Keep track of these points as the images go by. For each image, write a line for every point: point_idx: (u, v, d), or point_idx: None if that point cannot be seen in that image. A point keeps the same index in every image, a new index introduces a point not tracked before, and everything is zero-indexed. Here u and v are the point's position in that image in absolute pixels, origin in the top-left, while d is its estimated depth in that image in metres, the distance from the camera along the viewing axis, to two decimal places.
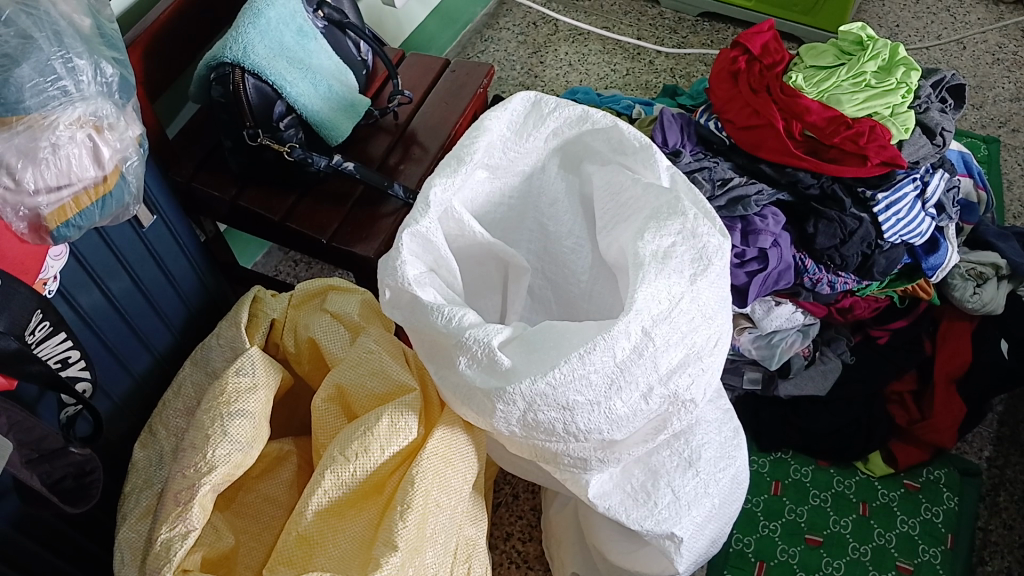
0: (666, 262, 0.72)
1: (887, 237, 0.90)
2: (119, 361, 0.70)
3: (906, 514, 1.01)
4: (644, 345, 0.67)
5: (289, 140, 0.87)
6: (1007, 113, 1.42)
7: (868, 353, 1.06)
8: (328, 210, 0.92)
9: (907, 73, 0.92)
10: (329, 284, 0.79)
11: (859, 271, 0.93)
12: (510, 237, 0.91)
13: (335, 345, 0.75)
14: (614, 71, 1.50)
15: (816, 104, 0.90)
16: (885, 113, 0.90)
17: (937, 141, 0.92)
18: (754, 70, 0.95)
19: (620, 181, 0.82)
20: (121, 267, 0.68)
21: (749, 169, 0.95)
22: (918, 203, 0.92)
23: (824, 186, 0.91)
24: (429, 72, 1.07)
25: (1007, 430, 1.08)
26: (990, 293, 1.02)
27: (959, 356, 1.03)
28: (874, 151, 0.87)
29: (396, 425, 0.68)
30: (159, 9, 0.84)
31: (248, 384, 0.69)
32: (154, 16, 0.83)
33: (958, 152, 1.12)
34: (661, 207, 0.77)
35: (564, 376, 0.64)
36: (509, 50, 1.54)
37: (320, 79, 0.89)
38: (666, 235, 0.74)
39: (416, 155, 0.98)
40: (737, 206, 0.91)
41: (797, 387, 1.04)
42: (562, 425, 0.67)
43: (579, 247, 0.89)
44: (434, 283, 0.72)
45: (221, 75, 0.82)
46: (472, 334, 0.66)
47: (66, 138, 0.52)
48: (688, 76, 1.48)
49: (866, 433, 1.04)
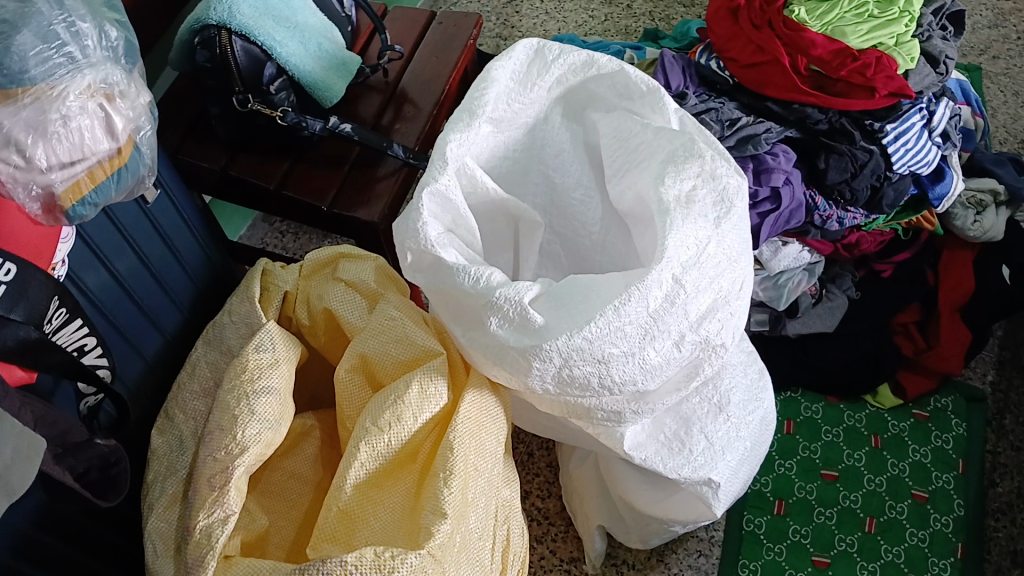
0: (690, 207, 0.71)
1: (896, 168, 0.88)
2: (131, 344, 0.67)
3: (917, 443, 1.03)
4: (675, 293, 0.67)
5: (281, 103, 0.83)
6: (987, 40, 1.42)
7: (874, 288, 1.06)
8: (324, 174, 0.89)
9: (909, 1, 0.88)
10: (340, 251, 0.76)
11: (868, 205, 0.91)
12: (516, 192, 0.89)
13: (353, 315, 0.72)
14: (592, 18, 1.46)
15: (821, 36, 0.86)
16: (891, 43, 0.86)
17: (941, 70, 0.89)
18: (754, 6, 0.90)
19: (628, 128, 0.81)
20: (128, 246, 0.64)
21: (756, 107, 0.90)
22: (924, 133, 0.90)
23: (833, 120, 0.88)
24: (415, 27, 1.02)
25: (1009, 354, 1.10)
26: (989, 220, 1.02)
27: (962, 286, 1.04)
28: (881, 83, 0.84)
29: (427, 392, 0.66)
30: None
31: (270, 359, 0.66)
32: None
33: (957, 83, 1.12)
34: (676, 150, 0.76)
35: (600, 330, 0.63)
36: (483, 1, 1.50)
37: (309, 38, 0.85)
38: (686, 178, 0.73)
39: (410, 113, 0.94)
40: (747, 145, 0.87)
41: (805, 326, 1.04)
42: (598, 380, 0.66)
43: (588, 199, 0.88)
44: (455, 244, 0.68)
45: (206, 38, 0.78)
46: (502, 294, 0.63)
47: (76, 108, 0.48)
48: (668, 19, 1.45)
49: (874, 367, 1.05)
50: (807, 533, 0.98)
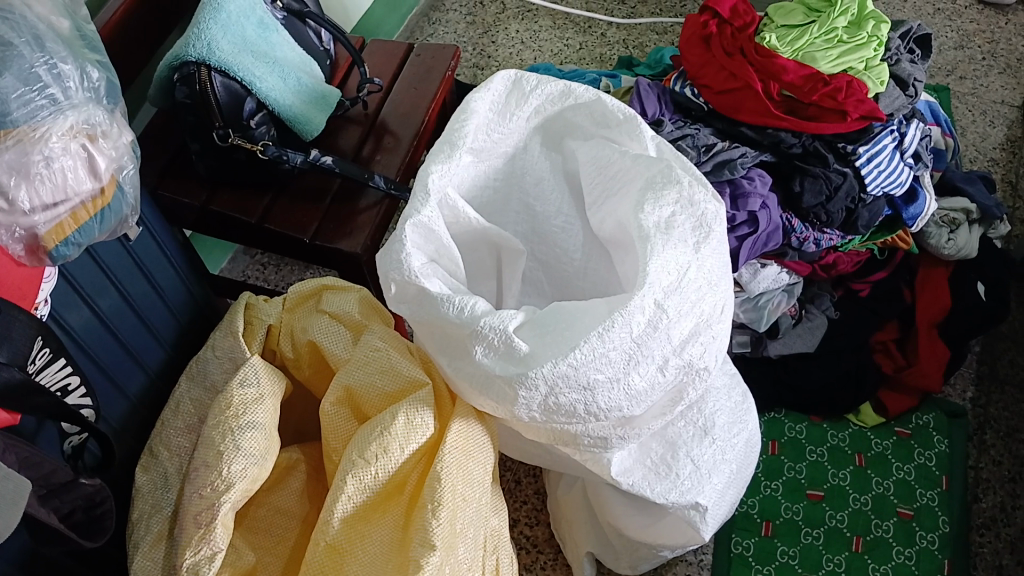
0: (670, 232, 0.72)
1: (870, 190, 0.89)
2: (115, 383, 0.67)
3: (900, 460, 1.04)
4: (657, 318, 0.67)
5: (261, 137, 0.84)
6: (953, 61, 1.45)
7: (852, 306, 1.07)
8: (305, 207, 0.89)
9: (877, 26, 0.90)
10: (323, 283, 0.76)
11: (843, 226, 0.92)
12: (497, 221, 0.90)
13: (338, 346, 0.72)
14: (567, 46, 1.48)
15: (791, 62, 0.87)
16: (860, 67, 0.88)
17: (910, 92, 0.91)
18: (726, 34, 0.92)
19: (607, 156, 0.83)
20: (111, 284, 0.64)
21: (730, 133, 0.91)
22: (896, 154, 0.91)
23: (806, 145, 0.89)
24: (393, 58, 1.03)
25: (986, 369, 1.11)
26: (963, 238, 1.04)
27: (939, 302, 1.05)
28: (853, 106, 0.85)
29: (413, 422, 0.67)
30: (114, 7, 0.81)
31: (254, 394, 0.67)
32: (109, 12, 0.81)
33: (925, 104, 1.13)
34: (654, 176, 0.77)
35: (584, 357, 0.64)
36: (459, 31, 1.52)
37: (289, 72, 0.86)
38: (665, 206, 0.74)
39: (391, 144, 0.95)
40: (723, 170, 0.87)
41: (787, 346, 1.05)
42: (583, 406, 0.66)
43: (569, 225, 0.88)
44: (438, 273, 0.69)
45: (186, 75, 0.79)
46: (487, 322, 0.64)
47: (59, 149, 0.48)
48: (642, 46, 1.47)
49: (855, 384, 1.06)
50: (795, 553, 0.98)
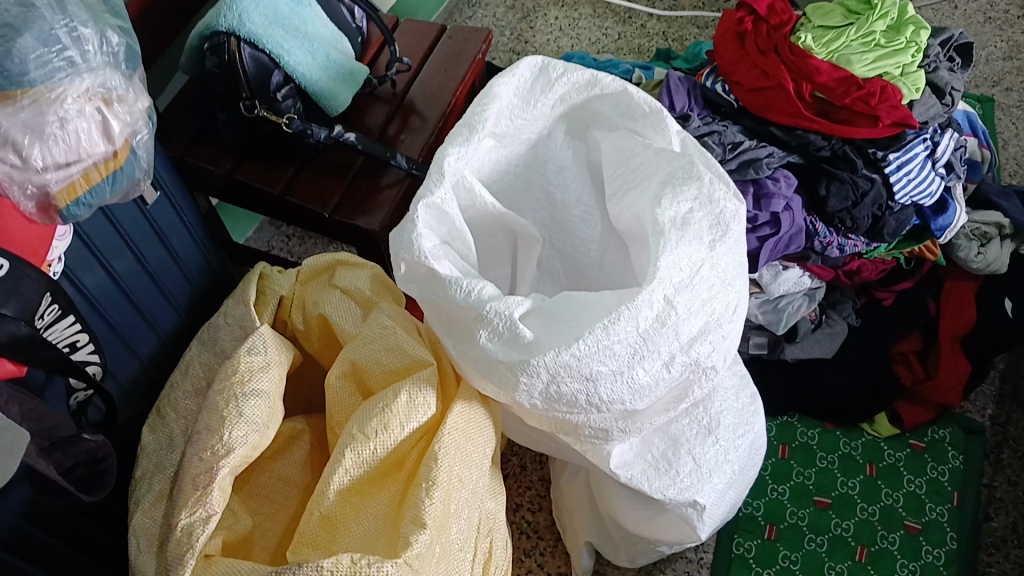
0: (685, 229, 0.72)
1: (898, 198, 0.88)
2: (126, 343, 0.68)
3: (912, 473, 1.02)
4: (666, 314, 0.67)
5: (288, 111, 0.84)
6: (1000, 72, 1.41)
7: (874, 315, 1.06)
8: (327, 182, 0.90)
9: (917, 32, 0.87)
10: (337, 258, 0.77)
11: (868, 233, 0.91)
12: (517, 207, 0.90)
13: (347, 322, 0.73)
14: (605, 36, 1.47)
15: (826, 64, 0.85)
16: (896, 72, 0.86)
17: (946, 101, 0.88)
18: (762, 31, 0.90)
19: (629, 148, 0.83)
20: (126, 246, 0.65)
21: (758, 132, 0.90)
22: (928, 163, 0.89)
23: (835, 148, 0.87)
24: (425, 39, 1.03)
25: (1009, 388, 1.09)
26: (993, 252, 1.02)
27: (964, 315, 1.03)
28: (885, 112, 0.84)
29: (415, 401, 0.67)
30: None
31: (261, 363, 0.67)
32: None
33: None
34: (675, 172, 0.77)
35: (588, 348, 0.63)
36: (498, 16, 1.52)
37: (318, 47, 0.86)
38: (683, 201, 0.74)
39: (417, 124, 0.96)
40: (748, 169, 0.86)
41: (803, 351, 1.04)
42: (585, 397, 0.66)
43: (587, 216, 0.89)
44: (449, 255, 0.69)
45: (216, 44, 0.80)
46: (493, 307, 0.64)
47: (74, 111, 0.49)
48: (681, 40, 1.46)
49: (871, 395, 1.04)
50: (797, 559, 0.97)
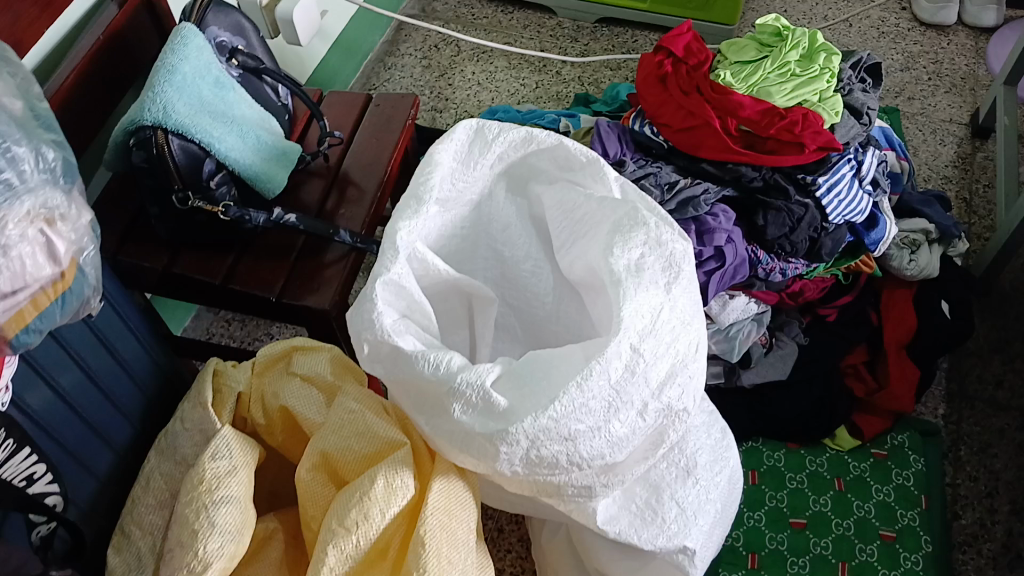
0: (641, 275, 0.72)
1: (832, 219, 0.90)
2: (81, 463, 0.64)
3: (879, 482, 1.04)
4: (634, 363, 0.67)
5: (223, 198, 0.82)
6: (900, 83, 1.47)
7: (820, 332, 1.08)
8: (271, 265, 0.88)
9: (829, 58, 0.91)
10: (292, 344, 0.75)
11: (808, 254, 0.93)
12: (466, 268, 0.90)
13: (311, 411, 0.71)
14: (523, 86, 1.49)
15: (747, 98, 0.88)
16: (814, 99, 0.89)
17: (864, 121, 0.92)
18: (681, 72, 0.93)
19: (572, 200, 0.84)
20: (71, 359, 0.62)
21: (691, 170, 0.92)
22: (855, 182, 0.92)
23: (766, 178, 0.90)
24: (352, 109, 1.02)
25: (956, 386, 1.13)
26: (924, 258, 1.06)
27: (904, 322, 1.07)
28: (810, 138, 0.87)
29: (393, 485, 0.65)
30: (93, 35, 0.86)
31: (228, 467, 0.66)
32: (87, 44, 0.86)
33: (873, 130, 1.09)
34: (621, 219, 0.78)
35: (564, 408, 0.63)
36: (415, 75, 1.52)
37: (248, 131, 0.85)
38: (633, 247, 0.75)
39: (356, 195, 0.94)
40: (687, 207, 0.88)
41: (759, 375, 1.05)
42: (566, 457, 0.65)
43: (538, 269, 0.89)
44: (410, 329, 0.68)
45: (142, 139, 0.78)
46: (464, 379, 0.63)
47: (17, 236, 0.46)
48: (597, 82, 1.49)
49: (829, 411, 1.06)
50: None
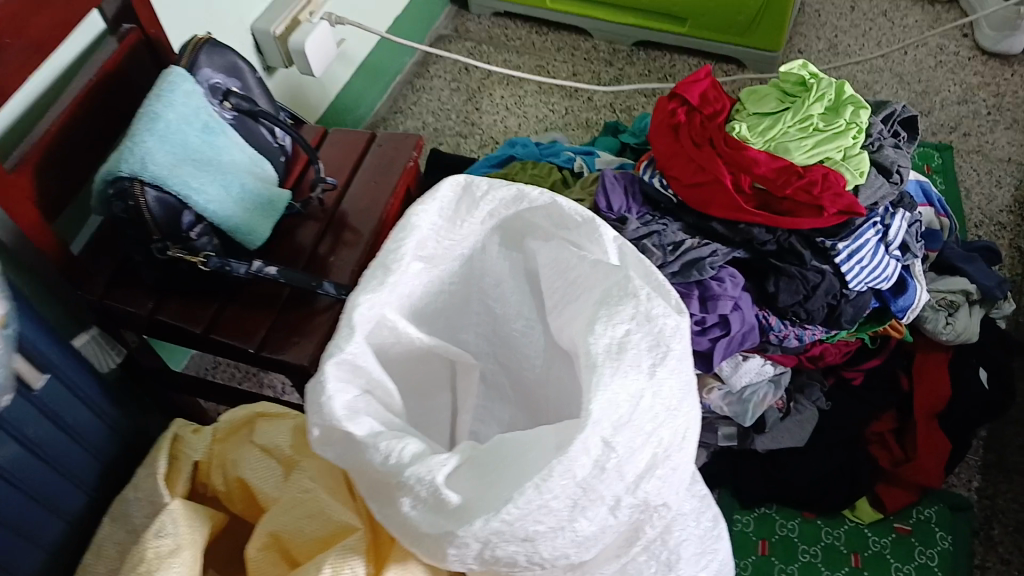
0: (622, 357, 0.67)
1: (852, 286, 0.83)
2: (25, 536, 0.63)
3: (899, 560, 0.97)
4: (605, 458, 0.62)
5: (203, 248, 0.81)
6: (956, 117, 1.38)
7: (844, 398, 1.00)
8: (255, 314, 0.86)
9: (857, 112, 0.84)
10: (256, 411, 0.73)
11: (826, 322, 0.86)
12: (457, 325, 0.86)
13: (268, 484, 0.69)
14: (552, 113, 1.46)
15: (763, 153, 0.82)
16: (838, 157, 0.82)
17: (895, 179, 0.84)
18: (696, 123, 0.87)
19: (567, 260, 0.79)
20: (10, 436, 0.61)
21: (701, 228, 0.86)
22: (881, 248, 0.84)
23: (781, 241, 0.83)
24: (353, 148, 0.99)
25: (994, 456, 1.04)
26: (962, 322, 0.97)
27: (937, 392, 0.98)
28: (829, 202, 0.80)
29: (340, 574, 0.61)
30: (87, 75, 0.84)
31: (171, 545, 0.64)
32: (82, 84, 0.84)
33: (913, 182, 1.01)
34: (611, 289, 0.73)
35: (521, 510, 0.58)
36: (443, 98, 1.49)
37: (232, 179, 0.83)
38: (618, 323, 0.69)
39: (349, 241, 0.91)
40: (691, 271, 0.82)
41: (774, 441, 0.98)
42: (526, 557, 0.61)
43: (529, 330, 0.84)
44: (369, 409, 0.64)
45: (120, 190, 0.76)
46: (414, 474, 0.59)
47: None
48: (629, 110, 1.45)
49: (849, 478, 0.99)
50: None
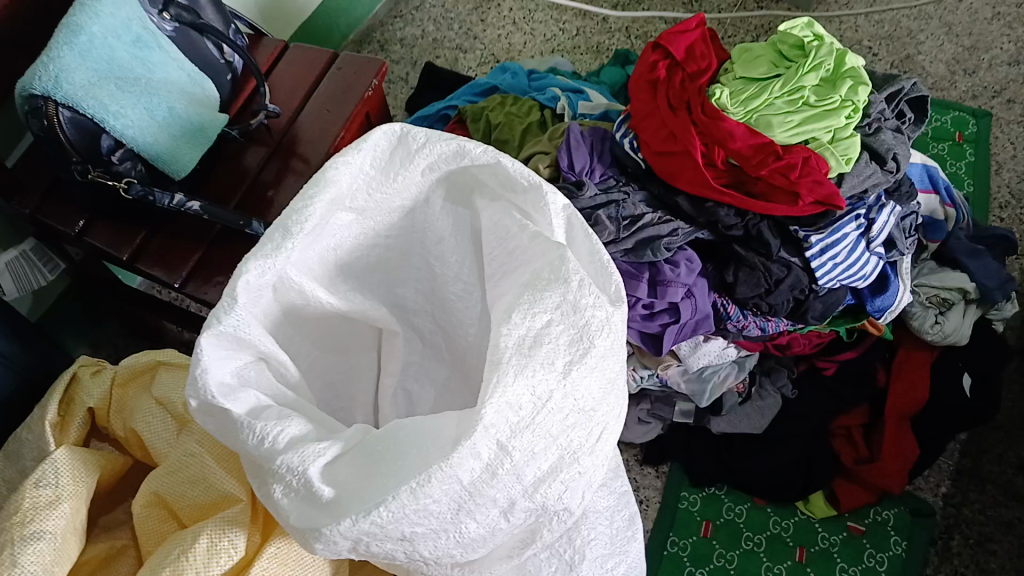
0: (534, 353, 0.60)
1: (824, 283, 0.76)
2: None
3: (847, 561, 0.92)
4: (498, 462, 0.56)
5: (127, 173, 0.76)
6: (1003, 79, 1.24)
7: (812, 387, 0.94)
8: (184, 247, 0.81)
9: (854, 88, 0.73)
10: (159, 358, 0.69)
11: (791, 315, 0.80)
12: (393, 280, 0.78)
13: (159, 439, 0.65)
14: (562, 32, 1.34)
15: (741, 126, 0.73)
16: (825, 138, 0.73)
17: (889, 168, 0.75)
18: (675, 81, 0.78)
19: (506, 226, 0.71)
20: None
21: (665, 201, 0.79)
22: (861, 244, 0.76)
23: (748, 226, 0.75)
24: (310, 70, 0.92)
25: (969, 463, 0.98)
26: (952, 324, 0.89)
27: (915, 393, 0.91)
28: (807, 189, 0.71)
29: (217, 545, 0.57)
30: None
31: (50, 496, 0.59)
32: None
33: (920, 165, 0.91)
34: (542, 271, 0.66)
35: (394, 515, 0.52)
36: (447, 5, 1.39)
37: (160, 101, 0.76)
38: (539, 313, 0.62)
39: (296, 171, 0.85)
40: (644, 251, 0.76)
41: (730, 424, 0.93)
42: (405, 553, 0.56)
43: (466, 295, 0.77)
44: (252, 381, 0.59)
45: (33, 108, 0.70)
46: (284, 462, 0.53)
47: None
48: (645, 37, 1.32)
49: (806, 473, 0.94)
50: None
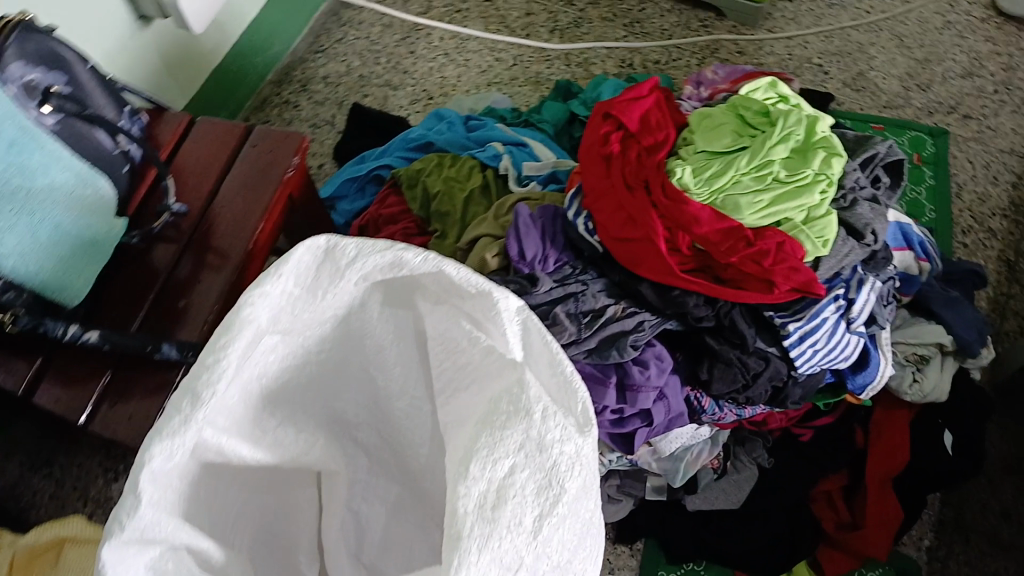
0: (498, 516, 0.45)
1: (802, 370, 0.70)
2: None
3: None
4: None
5: (11, 305, 0.65)
6: (959, 94, 1.20)
7: (788, 456, 0.89)
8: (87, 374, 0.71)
9: (829, 160, 0.67)
10: (63, 535, 0.71)
11: (769, 401, 0.74)
12: (329, 396, 0.65)
13: None
14: (497, 62, 1.25)
15: (707, 210, 0.65)
16: (799, 219, 0.67)
17: (868, 243, 0.69)
18: (631, 156, 0.70)
19: (455, 339, 0.57)
20: None
21: (627, 289, 0.71)
22: (840, 326, 0.70)
23: (720, 316, 0.68)
24: (221, 152, 0.82)
25: (950, 513, 0.94)
26: (932, 382, 0.84)
27: (895, 456, 0.86)
28: (782, 277, 0.64)
29: None
30: None
31: None
32: None
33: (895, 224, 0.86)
34: (499, 402, 0.51)
35: None
36: (372, 37, 1.29)
37: (43, 219, 0.66)
38: (501, 458, 0.47)
39: (209, 270, 0.75)
40: (610, 349, 0.70)
41: (707, 501, 0.87)
42: None
43: (416, 409, 0.64)
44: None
45: None
46: None
47: None
48: (586, 64, 1.24)
49: (787, 549, 0.89)
50: None
